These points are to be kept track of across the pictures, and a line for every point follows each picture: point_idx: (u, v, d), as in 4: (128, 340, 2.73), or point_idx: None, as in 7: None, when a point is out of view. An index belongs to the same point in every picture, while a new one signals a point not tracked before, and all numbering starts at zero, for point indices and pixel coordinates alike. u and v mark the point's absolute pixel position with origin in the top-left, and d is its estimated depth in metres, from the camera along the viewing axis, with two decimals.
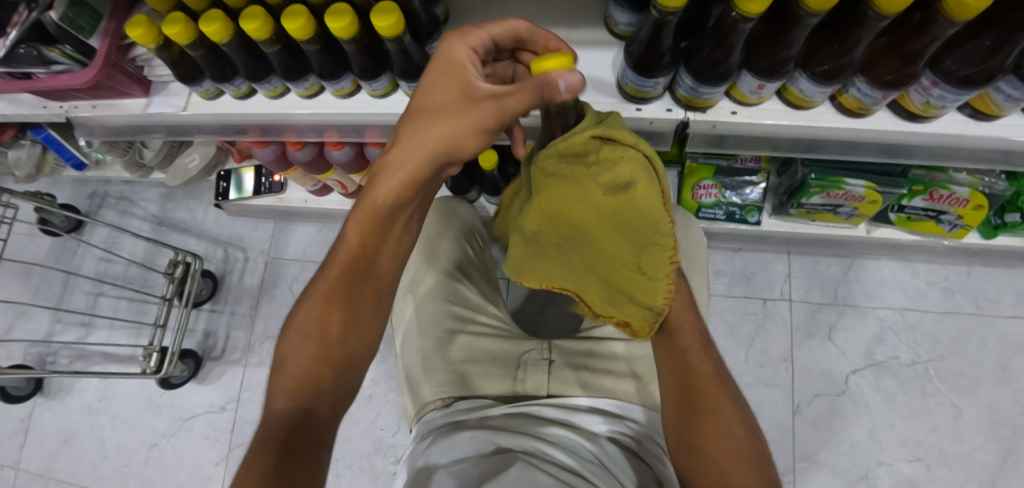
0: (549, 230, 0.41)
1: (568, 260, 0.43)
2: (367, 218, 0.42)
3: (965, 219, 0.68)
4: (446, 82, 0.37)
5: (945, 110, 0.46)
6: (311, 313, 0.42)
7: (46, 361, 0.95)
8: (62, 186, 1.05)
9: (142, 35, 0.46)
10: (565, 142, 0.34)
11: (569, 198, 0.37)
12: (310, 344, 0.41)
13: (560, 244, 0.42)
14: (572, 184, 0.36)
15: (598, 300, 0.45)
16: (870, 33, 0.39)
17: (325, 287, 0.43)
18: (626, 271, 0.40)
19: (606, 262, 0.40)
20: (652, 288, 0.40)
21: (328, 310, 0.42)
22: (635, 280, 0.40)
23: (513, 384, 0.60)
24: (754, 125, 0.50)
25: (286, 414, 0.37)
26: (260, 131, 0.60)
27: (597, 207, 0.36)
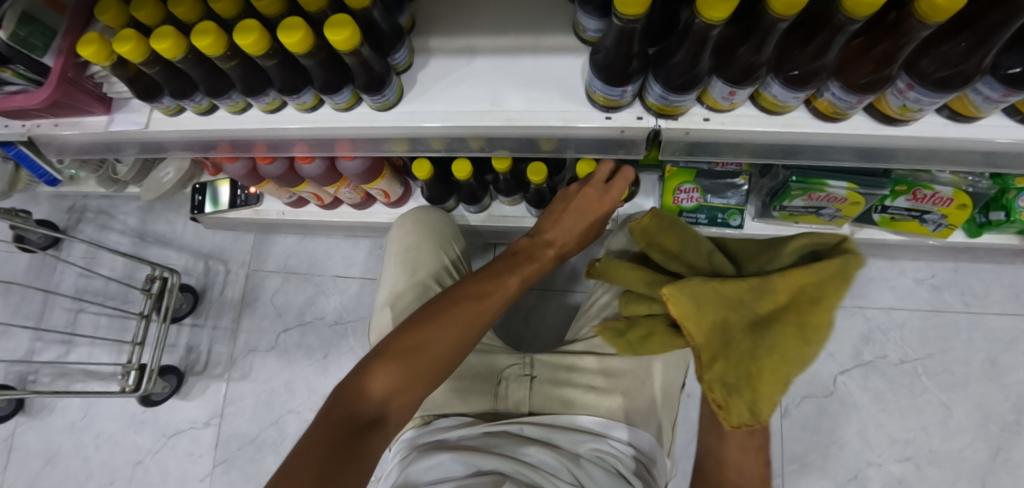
0: (778, 295, 0.38)
1: (746, 325, 0.38)
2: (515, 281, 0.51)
3: (949, 218, 0.67)
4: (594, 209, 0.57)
5: (922, 113, 0.44)
6: (452, 319, 0.44)
7: (27, 380, 0.93)
8: (39, 201, 1.03)
9: (94, 54, 0.45)
10: (854, 269, 0.36)
11: (820, 293, 0.36)
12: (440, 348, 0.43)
13: (760, 310, 0.38)
14: (840, 290, 0.36)
15: (718, 372, 0.38)
16: (842, 36, 0.37)
17: (470, 312, 0.45)
18: (777, 379, 0.36)
19: (774, 359, 0.36)
20: (765, 404, 0.36)
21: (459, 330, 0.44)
22: (778, 390, 0.36)
23: (494, 401, 0.58)
24: (728, 131, 0.48)
25: (375, 403, 0.39)
26: (228, 147, 0.59)
27: (821, 319, 0.36)
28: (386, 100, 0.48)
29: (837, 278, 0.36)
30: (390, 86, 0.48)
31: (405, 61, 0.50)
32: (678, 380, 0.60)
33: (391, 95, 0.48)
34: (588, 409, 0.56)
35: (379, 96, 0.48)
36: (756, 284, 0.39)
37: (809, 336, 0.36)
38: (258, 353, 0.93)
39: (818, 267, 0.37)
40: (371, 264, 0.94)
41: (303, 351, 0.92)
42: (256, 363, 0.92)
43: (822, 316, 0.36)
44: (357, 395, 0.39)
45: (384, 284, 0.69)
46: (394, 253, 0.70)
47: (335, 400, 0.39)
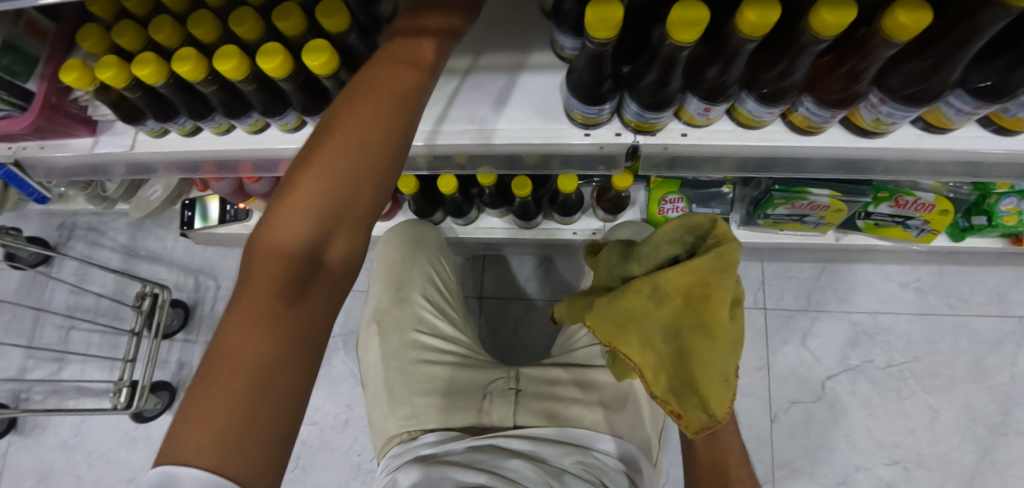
0: (677, 303, 0.40)
1: (663, 336, 0.40)
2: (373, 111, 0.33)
3: (932, 223, 0.68)
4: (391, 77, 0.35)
5: (896, 126, 0.45)
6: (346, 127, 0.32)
7: (19, 398, 0.93)
8: (29, 219, 1.03)
9: (76, 79, 0.45)
10: (723, 252, 0.39)
11: (708, 286, 0.39)
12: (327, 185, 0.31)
13: (667, 318, 0.40)
14: (723, 280, 0.39)
15: (663, 384, 0.40)
16: (808, 56, 0.38)
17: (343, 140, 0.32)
18: (714, 375, 0.38)
19: (700, 361, 0.38)
20: (721, 399, 0.38)
21: (375, 122, 0.33)
22: (719, 387, 0.38)
23: (479, 415, 0.58)
24: (705, 146, 0.49)
25: (294, 252, 0.30)
26: (213, 167, 0.59)
27: (717, 309, 0.38)
28: None
29: (717, 271, 0.39)
30: None
31: None
32: None
33: None
34: (572, 420, 0.56)
35: None
36: (654, 291, 0.41)
37: (714, 329, 0.39)
38: None
39: (695, 265, 0.39)
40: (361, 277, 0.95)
41: None
42: None
43: (718, 311, 0.38)
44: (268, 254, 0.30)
45: (371, 300, 0.70)
46: (378, 268, 0.71)
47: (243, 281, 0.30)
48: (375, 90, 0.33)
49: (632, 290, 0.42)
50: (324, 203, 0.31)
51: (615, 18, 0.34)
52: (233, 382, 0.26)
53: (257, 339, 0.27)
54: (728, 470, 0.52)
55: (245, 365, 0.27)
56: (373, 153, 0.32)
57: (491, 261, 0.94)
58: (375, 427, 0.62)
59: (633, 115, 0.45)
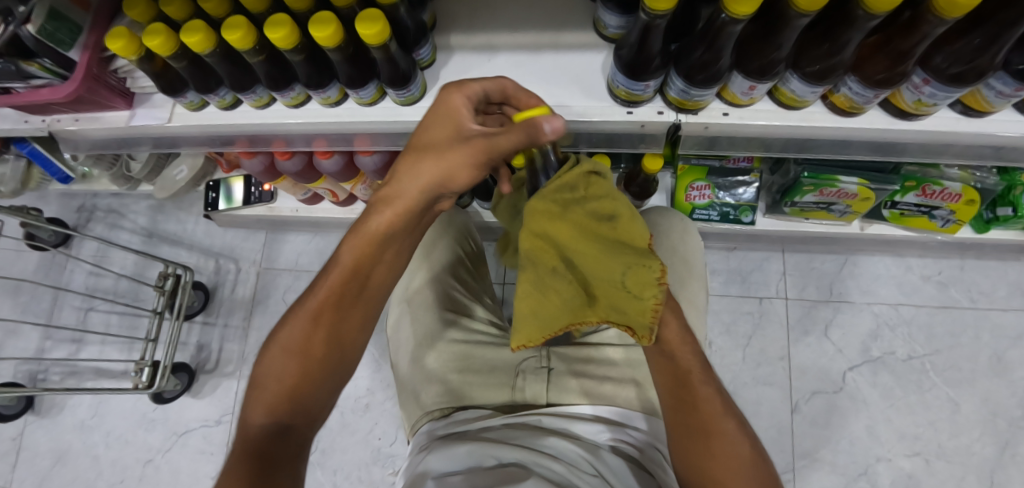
0: (544, 247, 0.40)
1: (559, 279, 0.39)
2: (363, 245, 0.41)
3: (959, 214, 0.68)
4: (442, 122, 0.40)
5: (937, 108, 0.45)
6: (291, 333, 0.40)
7: (37, 378, 0.93)
8: (49, 200, 1.03)
9: (122, 47, 0.45)
10: (557, 179, 0.39)
11: (558, 214, 0.39)
12: (297, 346, 0.40)
13: (553, 264, 0.40)
14: (569, 202, 0.39)
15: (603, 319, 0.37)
16: (859, 32, 0.38)
17: (315, 303, 0.41)
18: (612, 285, 0.36)
19: (596, 275, 0.37)
20: (639, 306, 0.35)
21: (308, 328, 0.40)
22: (624, 294, 0.35)
23: (512, 393, 0.59)
24: (746, 126, 0.49)
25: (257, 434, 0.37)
26: (247, 142, 0.59)
27: (584, 223, 0.38)
28: (411, 95, 0.49)
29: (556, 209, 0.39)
30: (415, 81, 0.48)
31: (428, 57, 0.51)
32: None
33: (415, 90, 0.49)
34: (604, 398, 0.56)
35: (404, 91, 0.48)
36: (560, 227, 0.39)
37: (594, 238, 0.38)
38: None
39: (537, 213, 0.39)
40: None
41: None
42: None
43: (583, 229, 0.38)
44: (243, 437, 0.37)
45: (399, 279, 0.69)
46: None
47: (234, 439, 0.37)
48: (361, 246, 0.41)
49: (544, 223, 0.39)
50: (294, 361, 0.39)
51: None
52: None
53: (240, 468, 0.33)
54: (692, 394, 0.41)
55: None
56: (334, 325, 0.41)
57: None
58: (407, 404, 0.61)
59: (645, 90, 0.46)
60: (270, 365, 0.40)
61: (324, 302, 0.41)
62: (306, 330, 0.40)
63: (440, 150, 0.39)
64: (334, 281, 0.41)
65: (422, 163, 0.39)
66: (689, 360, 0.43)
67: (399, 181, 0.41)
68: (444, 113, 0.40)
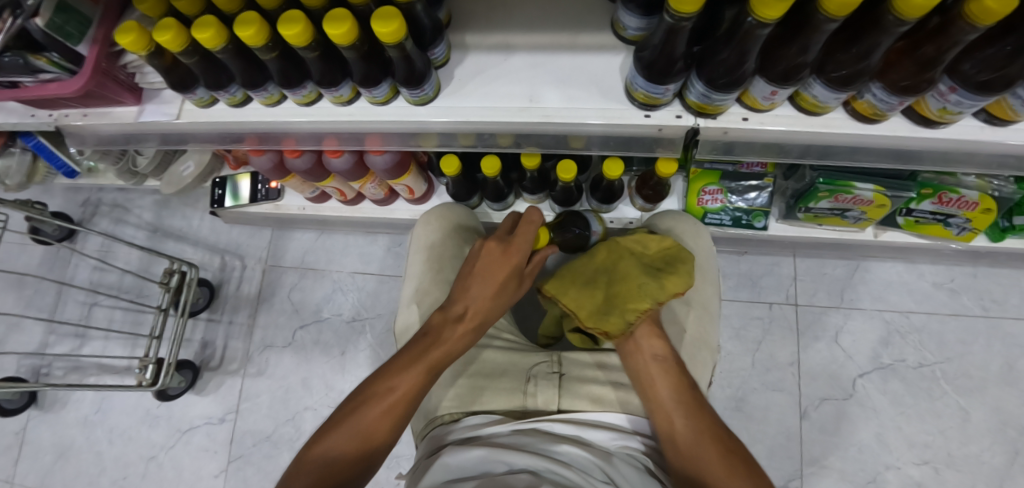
0: (605, 258, 0.60)
1: (602, 274, 0.58)
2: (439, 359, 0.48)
3: (974, 222, 0.67)
4: (501, 265, 0.53)
5: (962, 116, 0.44)
6: (369, 418, 0.44)
7: (40, 373, 0.93)
8: (54, 194, 1.03)
9: (132, 42, 0.44)
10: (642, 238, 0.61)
11: (627, 245, 0.60)
12: (371, 431, 0.44)
13: (601, 266, 0.59)
14: (643, 246, 0.60)
15: (594, 316, 0.55)
16: (889, 38, 0.37)
17: (395, 398, 0.45)
18: (629, 290, 0.54)
19: (623, 283, 0.56)
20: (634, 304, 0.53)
21: (378, 419, 0.44)
22: (632, 295, 0.54)
23: (523, 399, 0.57)
24: (766, 131, 0.48)
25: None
26: (257, 139, 0.58)
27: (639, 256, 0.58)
28: (424, 94, 0.49)
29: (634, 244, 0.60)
30: (429, 80, 0.48)
31: (442, 56, 0.50)
32: (704, 380, 0.59)
33: (430, 90, 0.48)
34: (617, 404, 0.56)
35: (419, 90, 0.48)
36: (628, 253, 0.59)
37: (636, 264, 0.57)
38: (274, 350, 0.93)
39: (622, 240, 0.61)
40: (389, 262, 0.95)
41: (320, 348, 0.92)
42: (272, 359, 0.92)
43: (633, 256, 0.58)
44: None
45: (408, 282, 0.68)
46: (418, 249, 0.69)
47: None
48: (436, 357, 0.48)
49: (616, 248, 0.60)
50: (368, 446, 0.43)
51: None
52: None
53: None
54: (683, 388, 0.49)
55: None
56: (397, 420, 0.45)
57: None
58: (419, 407, 0.61)
59: (666, 94, 0.45)
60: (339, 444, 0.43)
61: (401, 400, 0.45)
62: (384, 424, 0.44)
63: (506, 290, 0.53)
64: (417, 383, 0.46)
65: (491, 299, 0.52)
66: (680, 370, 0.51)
67: (477, 307, 0.51)
68: (511, 265, 0.53)
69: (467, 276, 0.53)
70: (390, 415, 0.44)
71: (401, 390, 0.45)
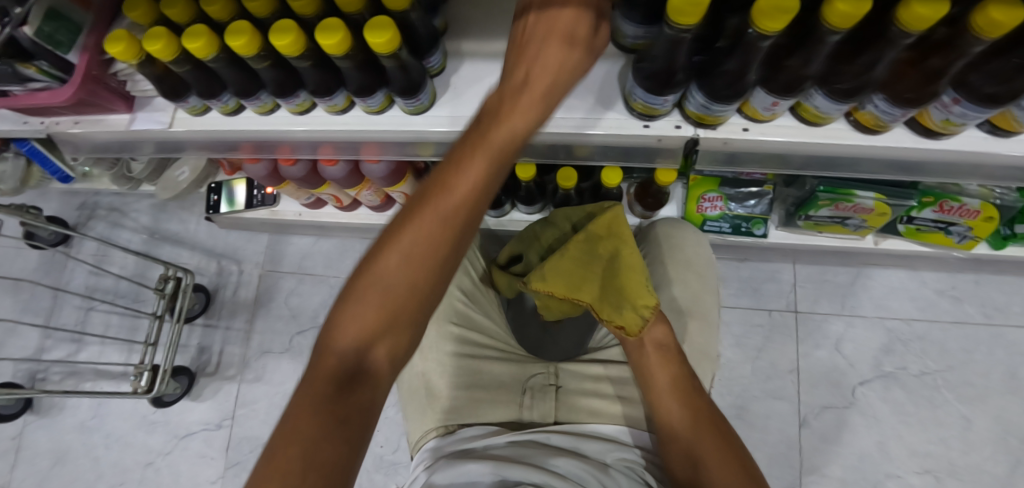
0: (603, 236, 0.58)
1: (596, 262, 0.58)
2: (494, 159, 0.35)
3: (976, 230, 0.67)
4: (546, 36, 0.35)
5: (965, 127, 0.43)
6: (420, 234, 0.34)
7: (37, 378, 0.93)
8: (50, 197, 1.02)
9: (122, 51, 0.43)
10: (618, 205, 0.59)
11: (616, 217, 0.58)
12: (416, 254, 0.34)
13: (600, 252, 0.58)
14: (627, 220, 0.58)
15: (606, 310, 0.55)
16: (893, 51, 0.37)
17: (449, 208, 0.34)
18: (637, 282, 0.54)
19: (626, 269, 0.55)
20: (643, 299, 0.53)
21: (427, 247, 0.34)
22: (640, 289, 0.54)
23: (520, 411, 0.58)
24: (767, 142, 0.48)
25: (349, 360, 0.33)
26: (252, 148, 0.57)
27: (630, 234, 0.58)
28: (420, 103, 0.48)
29: (619, 220, 0.58)
30: (425, 90, 0.47)
31: (438, 64, 0.49)
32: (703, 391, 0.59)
33: (425, 99, 0.47)
34: (612, 418, 0.56)
35: (414, 100, 0.47)
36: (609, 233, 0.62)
37: (626, 243, 0.57)
38: (272, 356, 0.92)
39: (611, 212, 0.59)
40: None
41: None
42: (269, 365, 0.92)
43: (626, 235, 0.57)
44: (323, 364, 0.33)
45: None
46: None
47: (312, 371, 0.33)
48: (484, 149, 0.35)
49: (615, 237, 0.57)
50: (414, 270, 0.34)
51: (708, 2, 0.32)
52: (288, 457, 0.28)
53: (321, 426, 0.29)
54: (691, 402, 0.51)
55: (294, 445, 0.29)
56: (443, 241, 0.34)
57: None
58: (410, 413, 0.60)
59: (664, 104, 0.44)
60: (386, 283, 0.33)
61: (456, 210, 0.34)
62: (432, 240, 0.34)
63: (558, 64, 0.35)
64: (471, 185, 0.34)
65: (535, 73, 0.35)
66: (688, 382, 0.52)
67: (531, 82, 0.35)
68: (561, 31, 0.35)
69: (514, 66, 0.36)
70: (445, 238, 0.34)
71: (453, 201, 0.34)
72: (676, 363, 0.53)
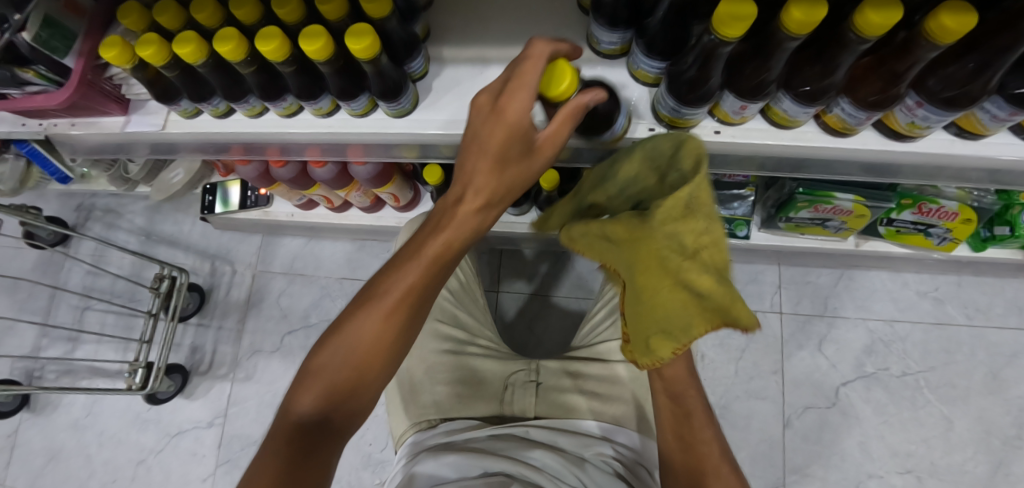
0: (631, 244, 0.41)
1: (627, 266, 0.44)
2: (444, 253, 0.38)
3: (954, 232, 0.68)
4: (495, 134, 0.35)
5: (930, 130, 0.44)
6: (374, 326, 0.37)
7: (33, 376, 0.94)
8: (48, 199, 1.04)
9: (116, 56, 0.45)
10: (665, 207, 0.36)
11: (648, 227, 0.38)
12: (372, 336, 0.37)
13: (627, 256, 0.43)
14: (673, 229, 0.37)
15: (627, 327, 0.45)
16: (851, 56, 0.38)
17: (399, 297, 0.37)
18: (650, 323, 0.40)
19: (646, 296, 0.40)
20: (653, 350, 0.39)
21: (379, 333, 0.37)
22: (652, 337, 0.39)
23: (501, 406, 0.59)
24: (737, 144, 0.49)
25: (306, 424, 0.37)
26: (240, 150, 0.59)
27: (673, 254, 0.38)
28: (402, 107, 0.49)
29: (654, 230, 0.38)
30: (406, 93, 0.48)
31: (420, 68, 0.51)
32: None
33: (407, 103, 0.49)
34: (592, 413, 0.56)
35: (396, 103, 0.48)
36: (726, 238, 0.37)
37: (654, 262, 0.39)
38: (263, 355, 0.94)
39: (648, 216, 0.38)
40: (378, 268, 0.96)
41: None
42: (260, 364, 0.93)
43: (657, 253, 0.38)
44: (284, 424, 0.37)
45: None
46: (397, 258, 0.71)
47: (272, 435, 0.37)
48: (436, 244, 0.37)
49: (643, 249, 0.39)
50: (370, 350, 0.37)
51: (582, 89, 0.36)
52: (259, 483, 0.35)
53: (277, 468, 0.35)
54: (695, 434, 0.47)
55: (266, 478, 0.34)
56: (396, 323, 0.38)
57: (509, 256, 0.94)
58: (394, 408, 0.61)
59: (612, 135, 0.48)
60: (340, 365, 0.37)
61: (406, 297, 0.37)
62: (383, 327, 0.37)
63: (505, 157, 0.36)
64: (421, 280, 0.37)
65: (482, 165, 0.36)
66: (696, 412, 0.48)
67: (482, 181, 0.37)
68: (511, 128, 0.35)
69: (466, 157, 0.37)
70: (392, 324, 0.37)
71: (397, 293, 0.37)
72: (689, 391, 0.49)
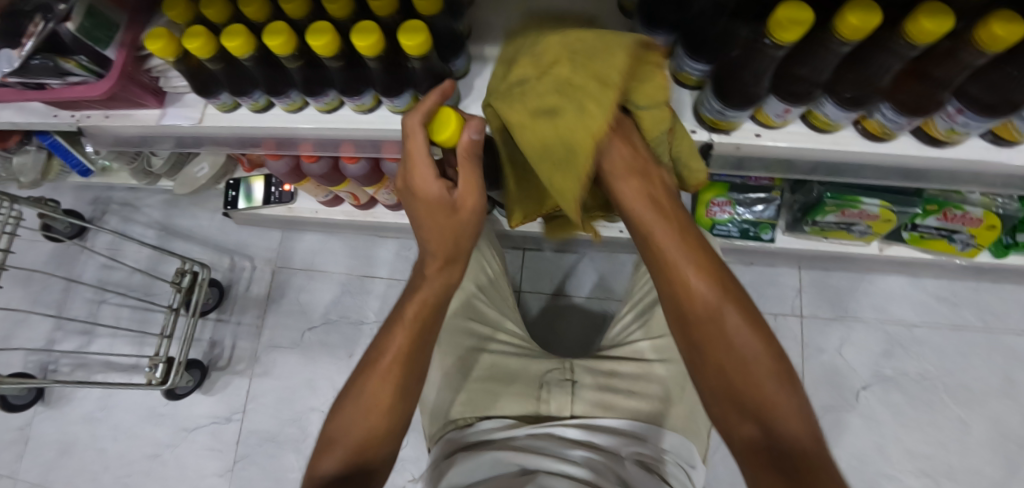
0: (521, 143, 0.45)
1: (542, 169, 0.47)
2: (424, 312, 0.45)
3: (978, 238, 0.68)
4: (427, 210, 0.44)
5: (968, 136, 0.45)
6: (378, 388, 0.42)
7: (48, 369, 0.94)
8: (64, 191, 1.04)
9: (161, 48, 0.45)
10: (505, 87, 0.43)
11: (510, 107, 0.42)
12: (377, 391, 0.42)
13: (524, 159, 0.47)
14: (523, 97, 0.41)
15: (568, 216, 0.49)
16: (897, 60, 0.39)
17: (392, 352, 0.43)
18: (560, 183, 0.43)
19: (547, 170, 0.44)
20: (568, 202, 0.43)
21: (381, 386, 0.42)
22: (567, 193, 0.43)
23: (537, 404, 0.58)
24: (776, 147, 0.50)
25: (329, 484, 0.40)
26: (274, 144, 0.59)
27: (542, 121, 0.42)
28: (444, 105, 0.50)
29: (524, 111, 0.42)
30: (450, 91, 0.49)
31: (462, 67, 0.51)
32: None
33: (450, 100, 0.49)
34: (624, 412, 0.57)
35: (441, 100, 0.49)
36: (573, 55, 0.40)
37: (541, 139, 0.42)
38: (280, 350, 0.93)
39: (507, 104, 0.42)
40: (398, 265, 0.95)
41: (326, 350, 0.93)
42: (278, 360, 0.93)
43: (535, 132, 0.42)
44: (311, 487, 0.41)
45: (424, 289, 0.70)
46: None
47: None
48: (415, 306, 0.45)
49: (515, 130, 0.42)
50: (380, 404, 0.42)
51: (466, 125, 0.42)
52: None
53: None
54: (712, 331, 0.38)
55: None
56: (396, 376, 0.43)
57: (531, 255, 0.94)
58: (427, 409, 0.61)
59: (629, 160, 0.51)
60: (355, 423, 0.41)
61: (398, 353, 0.43)
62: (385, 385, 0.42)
63: (447, 216, 0.43)
64: (406, 335, 0.44)
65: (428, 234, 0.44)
66: (702, 295, 0.38)
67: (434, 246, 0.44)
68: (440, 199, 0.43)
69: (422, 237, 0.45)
70: (391, 381, 0.42)
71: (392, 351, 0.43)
72: (691, 268, 0.39)
